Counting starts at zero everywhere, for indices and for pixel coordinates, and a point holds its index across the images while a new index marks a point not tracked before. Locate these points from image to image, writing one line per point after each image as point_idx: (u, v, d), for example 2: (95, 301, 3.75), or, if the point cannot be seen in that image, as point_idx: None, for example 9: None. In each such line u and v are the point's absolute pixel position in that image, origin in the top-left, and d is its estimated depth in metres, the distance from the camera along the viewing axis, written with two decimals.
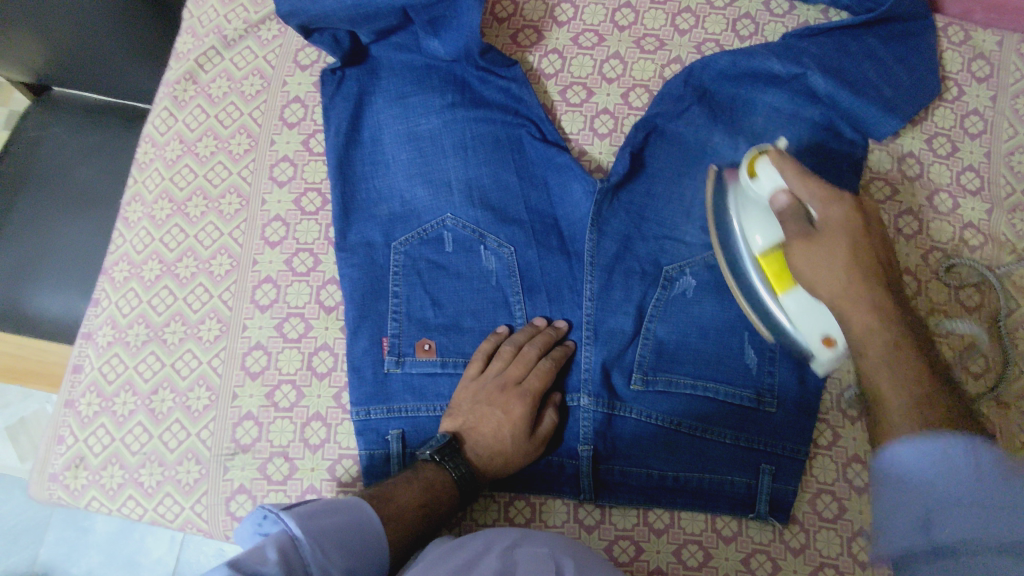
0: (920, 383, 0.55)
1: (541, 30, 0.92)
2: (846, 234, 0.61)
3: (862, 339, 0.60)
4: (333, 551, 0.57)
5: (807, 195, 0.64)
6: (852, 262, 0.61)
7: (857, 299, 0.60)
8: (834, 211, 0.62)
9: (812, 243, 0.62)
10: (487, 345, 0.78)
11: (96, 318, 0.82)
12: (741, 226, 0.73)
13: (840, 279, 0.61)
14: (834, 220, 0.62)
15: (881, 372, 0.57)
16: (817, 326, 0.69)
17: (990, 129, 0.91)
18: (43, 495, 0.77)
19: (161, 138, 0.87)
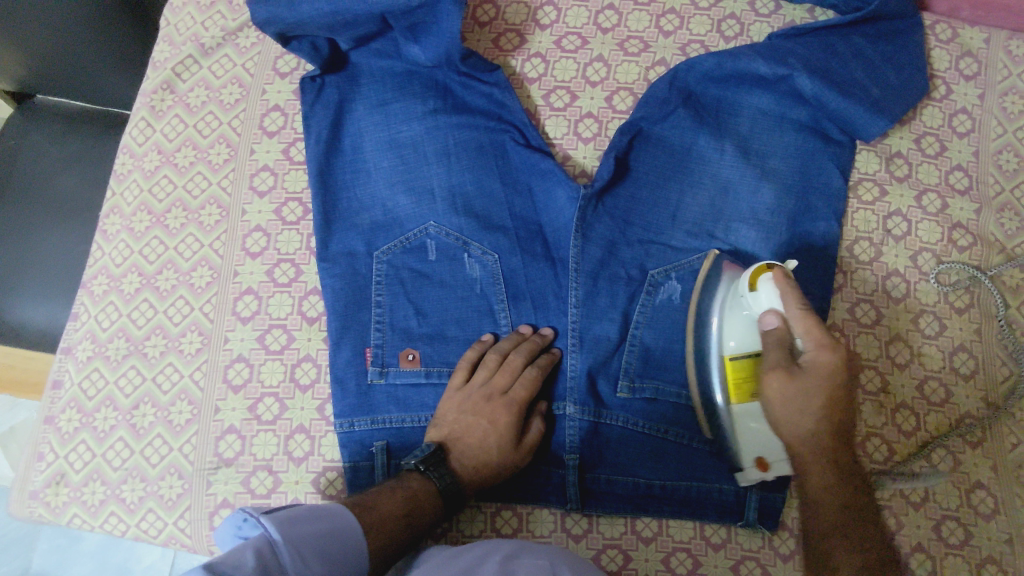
0: (866, 558, 0.57)
1: (524, 34, 0.91)
2: (829, 386, 0.59)
3: (817, 498, 0.60)
4: (310, 559, 0.56)
5: (805, 332, 0.61)
6: (827, 412, 0.59)
7: (821, 458, 0.60)
8: (827, 356, 0.60)
9: (791, 379, 0.60)
10: (471, 354, 0.77)
11: (76, 333, 0.81)
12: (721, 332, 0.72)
13: (813, 429, 0.60)
14: (820, 366, 0.60)
15: (833, 535, 0.58)
16: (755, 447, 0.71)
17: (978, 128, 0.90)
18: (24, 513, 0.76)
19: (139, 149, 0.86)
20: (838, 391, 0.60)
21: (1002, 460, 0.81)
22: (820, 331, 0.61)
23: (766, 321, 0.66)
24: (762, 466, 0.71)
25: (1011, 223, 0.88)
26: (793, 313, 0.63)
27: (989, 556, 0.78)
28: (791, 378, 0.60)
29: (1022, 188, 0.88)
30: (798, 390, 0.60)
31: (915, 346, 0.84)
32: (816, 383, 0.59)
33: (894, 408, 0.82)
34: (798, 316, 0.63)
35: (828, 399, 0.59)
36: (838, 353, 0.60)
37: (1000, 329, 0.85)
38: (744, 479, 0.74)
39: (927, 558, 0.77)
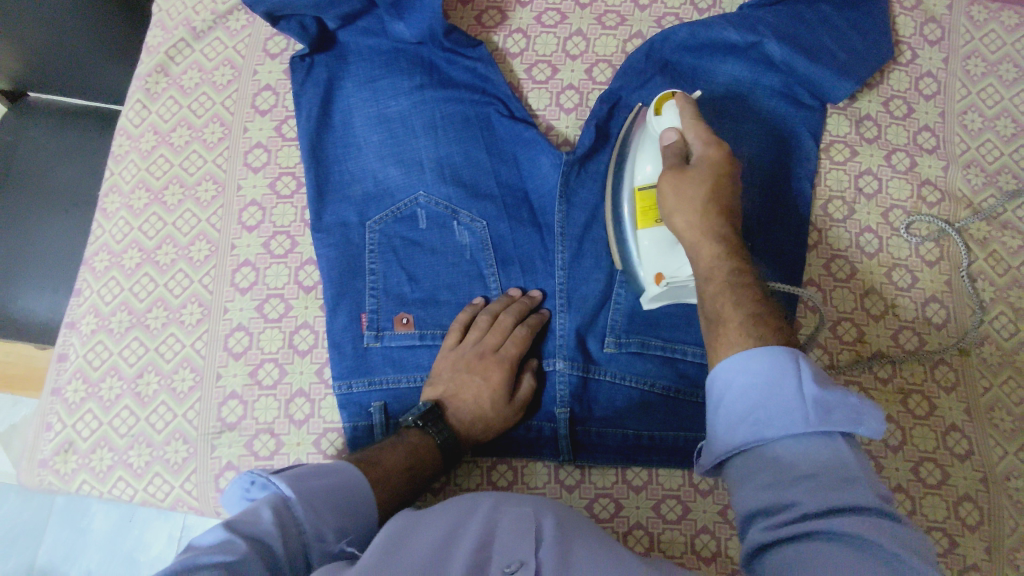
0: (750, 307, 0.58)
1: (505, 11, 0.94)
2: (713, 175, 0.65)
3: (707, 270, 0.63)
4: (323, 510, 0.59)
5: (693, 134, 0.69)
6: (712, 199, 0.65)
7: (709, 235, 0.64)
8: (713, 151, 0.67)
9: (683, 172, 0.66)
10: (463, 316, 0.80)
11: (79, 308, 0.84)
12: (632, 163, 0.77)
13: (699, 210, 0.65)
14: (708, 160, 0.67)
15: (720, 295, 0.61)
16: (655, 263, 0.74)
17: (943, 91, 0.94)
18: (34, 481, 0.79)
19: (136, 130, 0.89)
20: (721, 178, 0.66)
21: (975, 403, 0.84)
22: (706, 133, 0.68)
23: (665, 136, 0.71)
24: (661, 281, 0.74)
25: (977, 178, 0.91)
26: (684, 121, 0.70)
27: (965, 494, 0.81)
28: (681, 171, 0.67)
29: (986, 146, 0.92)
30: (689, 178, 0.66)
31: (889, 298, 0.87)
32: (703, 171, 0.66)
33: (871, 356, 0.86)
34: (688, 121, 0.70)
35: (712, 184, 0.65)
36: (722, 149, 0.67)
37: (966, 282, 0.88)
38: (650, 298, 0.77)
39: (907, 498, 0.80)
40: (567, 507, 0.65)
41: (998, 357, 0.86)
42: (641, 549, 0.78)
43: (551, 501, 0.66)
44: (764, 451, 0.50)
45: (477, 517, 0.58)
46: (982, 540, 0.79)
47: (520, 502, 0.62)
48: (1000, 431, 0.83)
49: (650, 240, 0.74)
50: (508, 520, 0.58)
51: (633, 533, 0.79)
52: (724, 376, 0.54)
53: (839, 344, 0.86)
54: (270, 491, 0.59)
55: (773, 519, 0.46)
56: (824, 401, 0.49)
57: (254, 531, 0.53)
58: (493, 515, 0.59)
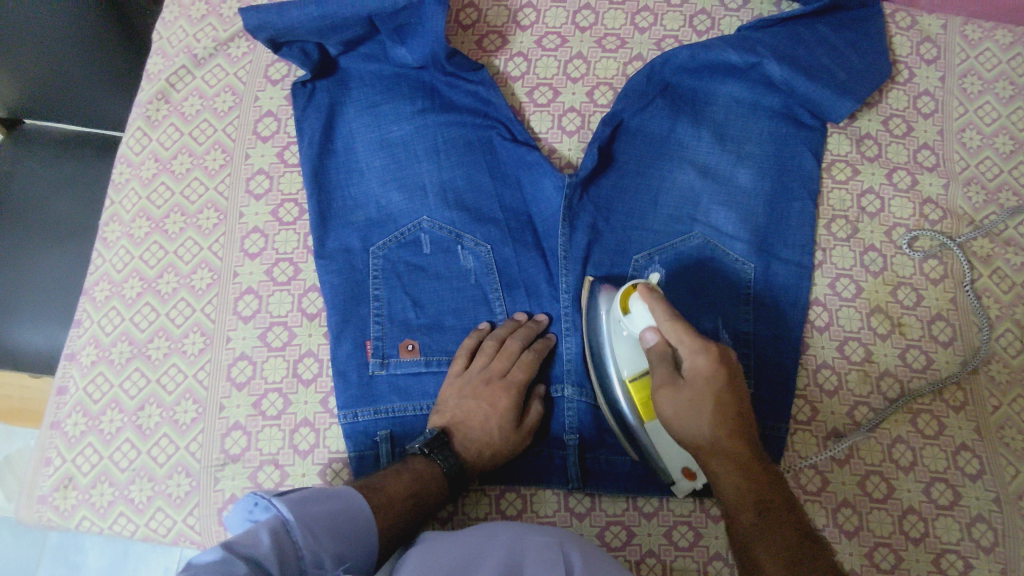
0: (787, 547, 0.56)
1: (506, 35, 0.94)
2: (711, 387, 0.61)
3: (730, 503, 0.60)
4: (323, 535, 0.58)
5: (676, 339, 0.65)
6: (717, 416, 0.60)
7: (726, 461, 0.60)
8: (702, 361, 0.62)
9: (677, 390, 0.62)
10: (470, 342, 0.79)
11: (79, 339, 0.82)
12: (613, 351, 0.74)
13: (709, 437, 0.61)
14: (699, 371, 0.62)
15: (758, 541, 0.57)
16: (678, 458, 0.72)
17: (941, 109, 0.95)
18: (33, 518, 0.77)
19: (136, 158, 0.88)
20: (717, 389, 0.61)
21: (985, 421, 0.84)
22: (689, 335, 0.64)
23: (645, 337, 0.69)
24: (690, 474, 0.73)
25: (978, 195, 0.92)
26: (663, 323, 0.66)
27: (978, 515, 0.80)
28: (675, 389, 0.62)
29: (986, 163, 0.93)
30: (682, 400, 0.62)
31: (895, 317, 0.87)
32: (696, 389, 0.61)
33: (880, 375, 0.85)
34: (670, 324, 0.65)
35: (712, 401, 0.61)
36: (712, 355, 0.62)
37: (971, 297, 0.87)
38: (683, 489, 0.74)
39: (919, 520, 0.80)
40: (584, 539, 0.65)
41: (1006, 375, 0.85)
42: None
43: (564, 530, 0.66)
44: None
45: (499, 545, 0.59)
46: (997, 563, 0.78)
47: (539, 530, 0.63)
48: (1012, 450, 0.83)
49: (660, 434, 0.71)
50: (532, 550, 0.58)
51: (646, 562, 0.77)
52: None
53: (847, 364, 0.86)
54: (272, 513, 0.58)
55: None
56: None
57: (251, 554, 0.52)
58: (514, 540, 0.60)
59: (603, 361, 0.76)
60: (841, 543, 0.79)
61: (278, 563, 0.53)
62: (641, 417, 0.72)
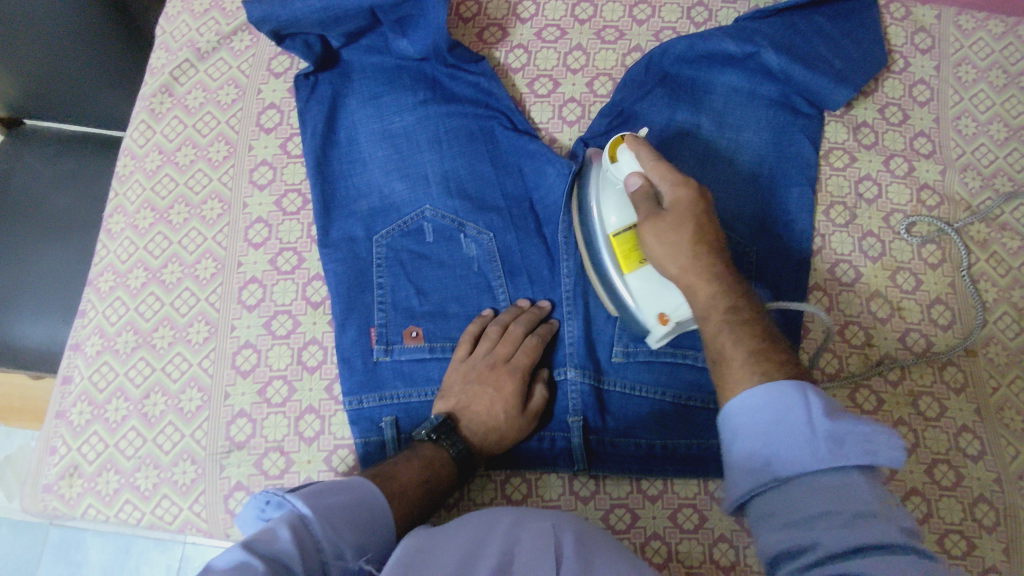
0: (754, 338, 0.59)
1: (506, 28, 0.96)
2: (691, 214, 0.64)
3: (705, 312, 0.62)
4: (342, 527, 0.57)
5: (661, 177, 0.66)
6: (697, 238, 0.63)
7: (704, 274, 0.63)
8: (683, 193, 0.64)
9: (659, 219, 0.64)
10: (474, 328, 0.80)
11: (84, 329, 0.83)
12: (598, 208, 0.74)
13: (687, 254, 0.63)
14: (681, 202, 0.64)
15: (722, 333, 0.60)
16: (654, 303, 0.70)
17: (937, 97, 0.96)
18: (38, 507, 0.77)
19: (140, 150, 0.89)
20: (695, 213, 0.64)
21: (985, 403, 0.84)
22: (670, 170, 0.66)
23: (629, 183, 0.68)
24: (664, 322, 0.70)
25: (975, 182, 0.93)
26: (648, 165, 0.67)
27: (980, 495, 0.80)
28: (658, 218, 0.64)
29: (981, 150, 0.94)
30: (665, 226, 0.64)
31: (894, 301, 0.88)
32: (678, 216, 0.64)
33: (879, 358, 0.86)
34: (655, 163, 0.67)
35: (693, 225, 0.63)
36: (691, 186, 0.65)
37: (967, 281, 0.88)
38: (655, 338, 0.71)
39: (922, 500, 0.80)
40: (582, 521, 0.65)
41: (1005, 357, 0.86)
42: (659, 560, 0.77)
43: (561, 512, 0.65)
44: (779, 492, 0.52)
45: (496, 537, 0.58)
46: (1000, 542, 0.78)
47: (535, 515, 0.62)
48: (1013, 430, 0.83)
49: (640, 282, 0.71)
50: (526, 539, 0.57)
51: (650, 544, 0.77)
52: (734, 421, 0.56)
53: (847, 347, 0.86)
54: (287, 510, 0.57)
55: (796, 561, 0.48)
56: (833, 432, 0.50)
57: (271, 551, 0.51)
58: (510, 529, 0.59)
59: (589, 222, 0.77)
60: None
61: (300, 557, 0.52)
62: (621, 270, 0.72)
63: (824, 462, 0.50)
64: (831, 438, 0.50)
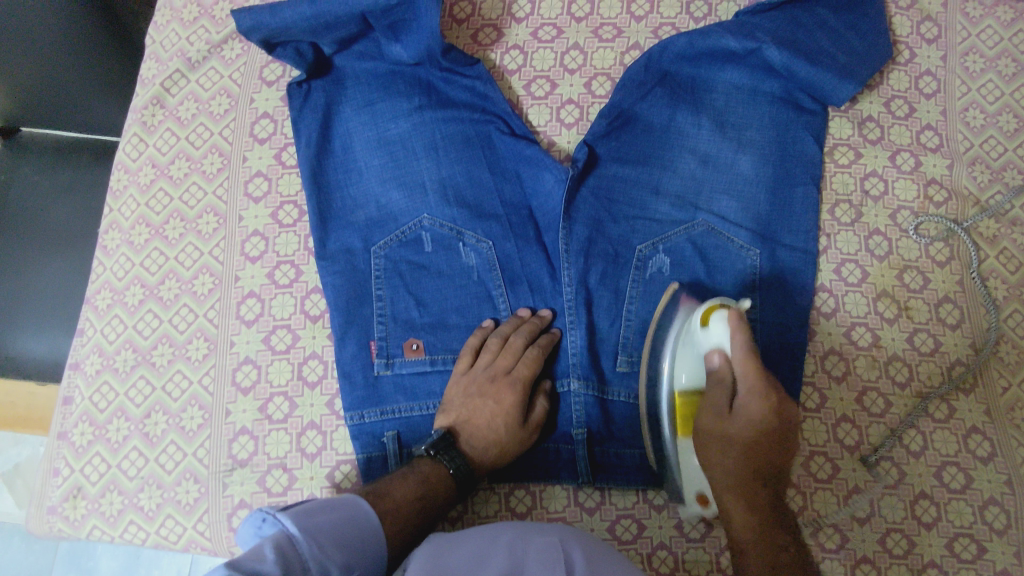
0: None
1: (501, 28, 0.93)
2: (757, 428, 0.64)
3: (741, 537, 0.63)
4: (330, 546, 0.56)
5: (744, 371, 0.65)
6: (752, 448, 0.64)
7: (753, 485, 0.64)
8: (756, 400, 0.64)
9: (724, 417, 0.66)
10: (474, 340, 0.79)
11: (83, 348, 0.82)
12: (672, 362, 0.74)
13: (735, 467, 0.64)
14: (750, 410, 0.64)
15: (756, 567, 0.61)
16: (694, 486, 0.72)
17: (943, 89, 0.94)
18: (43, 529, 0.77)
19: (134, 164, 0.88)
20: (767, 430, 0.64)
21: (995, 403, 0.83)
22: (758, 373, 0.65)
23: (711, 357, 0.69)
24: (704, 502, 0.72)
25: (983, 175, 0.91)
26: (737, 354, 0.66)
27: (990, 498, 0.80)
28: (722, 420, 0.66)
29: (990, 142, 0.92)
30: (725, 431, 0.65)
31: (902, 301, 0.86)
32: (738, 424, 0.65)
33: (888, 361, 0.84)
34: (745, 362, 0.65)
35: (752, 436, 0.64)
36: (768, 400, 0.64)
37: (978, 281, 0.87)
38: (691, 512, 0.74)
39: (931, 505, 0.79)
40: (586, 533, 0.65)
41: (1015, 356, 0.85)
42: (666, 570, 0.77)
43: (566, 526, 0.66)
44: None
45: (502, 548, 0.58)
46: (1010, 545, 0.78)
47: (541, 530, 0.62)
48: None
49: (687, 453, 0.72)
50: (534, 551, 0.57)
51: (657, 554, 0.77)
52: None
53: (855, 350, 0.85)
54: (280, 528, 0.56)
55: None
56: None
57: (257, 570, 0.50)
58: (516, 542, 0.59)
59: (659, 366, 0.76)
60: (855, 530, 0.79)
61: None
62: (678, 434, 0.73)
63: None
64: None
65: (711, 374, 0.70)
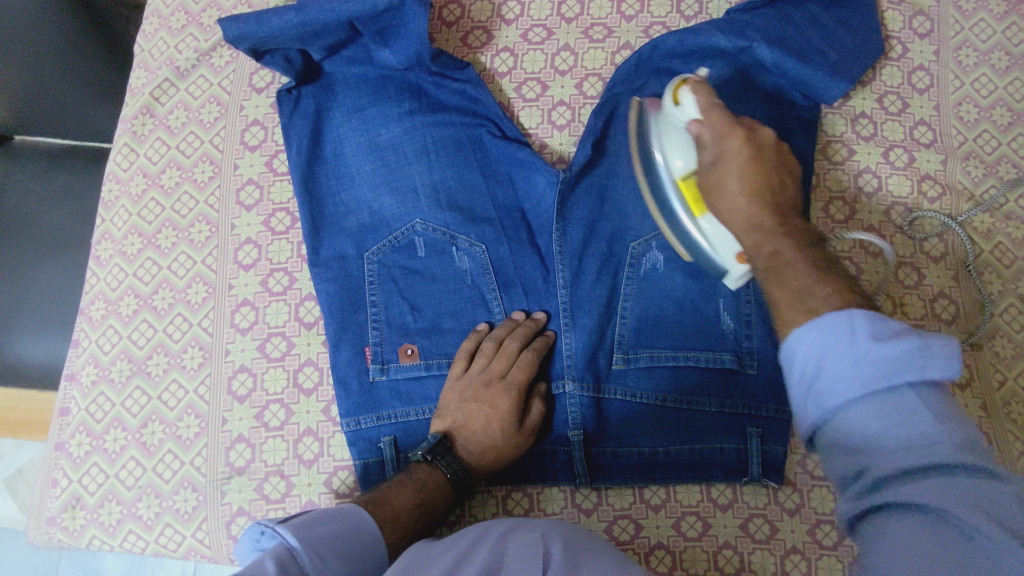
0: (812, 282, 0.51)
1: (491, 30, 0.93)
2: (737, 162, 0.60)
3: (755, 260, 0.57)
4: (331, 557, 0.56)
5: (710, 121, 0.63)
6: (745, 182, 0.59)
7: (756, 218, 0.58)
8: (729, 138, 0.61)
9: (710, 169, 0.62)
10: (468, 344, 0.79)
11: (78, 359, 0.83)
12: (662, 152, 0.72)
13: (739, 208, 0.59)
14: (728, 149, 0.61)
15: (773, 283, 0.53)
16: (728, 245, 0.69)
17: (937, 84, 0.93)
18: (43, 539, 0.78)
19: (125, 174, 0.88)
20: (756, 162, 0.60)
21: (991, 398, 0.83)
22: (727, 119, 0.63)
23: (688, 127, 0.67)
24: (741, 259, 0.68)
25: (977, 170, 0.90)
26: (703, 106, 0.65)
27: None
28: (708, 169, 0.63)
29: (984, 136, 0.91)
30: (712, 179, 0.62)
31: (897, 297, 0.86)
32: (724, 165, 0.61)
33: None
34: (709, 110, 0.64)
35: (735, 176, 0.60)
36: (739, 131, 0.61)
37: (974, 275, 0.86)
38: (738, 277, 0.70)
39: None
40: (575, 527, 0.65)
41: (1011, 350, 0.84)
42: (664, 569, 0.77)
43: (555, 521, 0.66)
44: (842, 425, 0.42)
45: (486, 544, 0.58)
46: None
47: (528, 526, 0.62)
48: (1020, 426, 0.82)
49: (710, 225, 0.69)
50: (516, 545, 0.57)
51: (655, 553, 0.78)
52: (788, 341, 0.46)
53: None
54: (278, 542, 0.56)
55: (858, 494, 0.40)
56: (884, 357, 0.41)
57: None
58: (500, 539, 0.59)
59: (654, 165, 0.74)
60: None
61: None
62: (692, 214, 0.70)
63: (874, 390, 0.41)
64: (883, 361, 0.41)
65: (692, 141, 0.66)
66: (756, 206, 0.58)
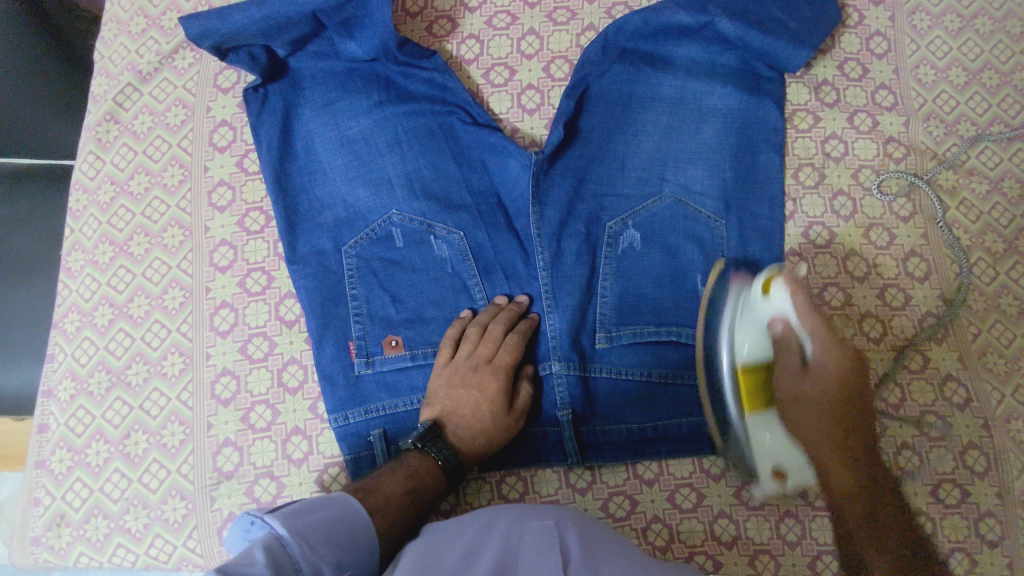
0: (890, 548, 0.64)
1: (455, 18, 0.93)
2: (834, 381, 0.70)
3: (838, 488, 0.70)
4: (321, 546, 0.55)
5: (809, 331, 0.70)
6: (832, 407, 0.70)
7: (840, 448, 0.70)
8: (830, 357, 0.70)
9: (801, 381, 0.72)
10: (453, 331, 0.78)
11: (54, 374, 0.81)
12: (734, 337, 0.77)
13: (820, 425, 0.71)
14: (823, 369, 0.70)
15: (861, 527, 0.67)
16: (774, 461, 0.74)
17: (894, 48, 0.95)
18: (28, 561, 0.76)
19: (92, 183, 0.86)
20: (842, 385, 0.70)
21: (967, 350, 0.85)
22: (827, 334, 0.69)
23: (775, 324, 0.73)
24: (780, 476, 0.75)
25: (937, 130, 0.92)
26: (801, 317, 0.71)
27: (970, 442, 0.81)
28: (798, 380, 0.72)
29: (942, 97, 0.93)
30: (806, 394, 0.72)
31: (870, 258, 0.88)
32: (821, 385, 0.70)
33: (862, 317, 0.86)
34: (809, 317, 0.70)
35: (830, 399, 0.70)
36: (840, 357, 0.69)
37: (943, 230, 0.88)
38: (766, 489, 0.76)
39: (914, 454, 0.81)
40: (581, 514, 0.65)
41: (982, 302, 0.86)
42: (661, 543, 0.78)
43: (560, 508, 0.66)
44: None
45: (497, 537, 0.57)
46: (992, 486, 0.80)
47: (537, 513, 0.62)
48: (996, 374, 0.84)
49: (770, 434, 0.74)
50: (529, 537, 0.57)
51: (652, 528, 0.78)
52: None
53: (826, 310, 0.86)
54: (268, 531, 0.55)
55: None
56: None
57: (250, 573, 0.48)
58: (510, 529, 0.59)
59: (720, 344, 0.78)
60: None
61: None
62: (745, 408, 0.75)
63: None
64: None
65: (776, 341, 0.74)
66: (840, 432, 0.70)
